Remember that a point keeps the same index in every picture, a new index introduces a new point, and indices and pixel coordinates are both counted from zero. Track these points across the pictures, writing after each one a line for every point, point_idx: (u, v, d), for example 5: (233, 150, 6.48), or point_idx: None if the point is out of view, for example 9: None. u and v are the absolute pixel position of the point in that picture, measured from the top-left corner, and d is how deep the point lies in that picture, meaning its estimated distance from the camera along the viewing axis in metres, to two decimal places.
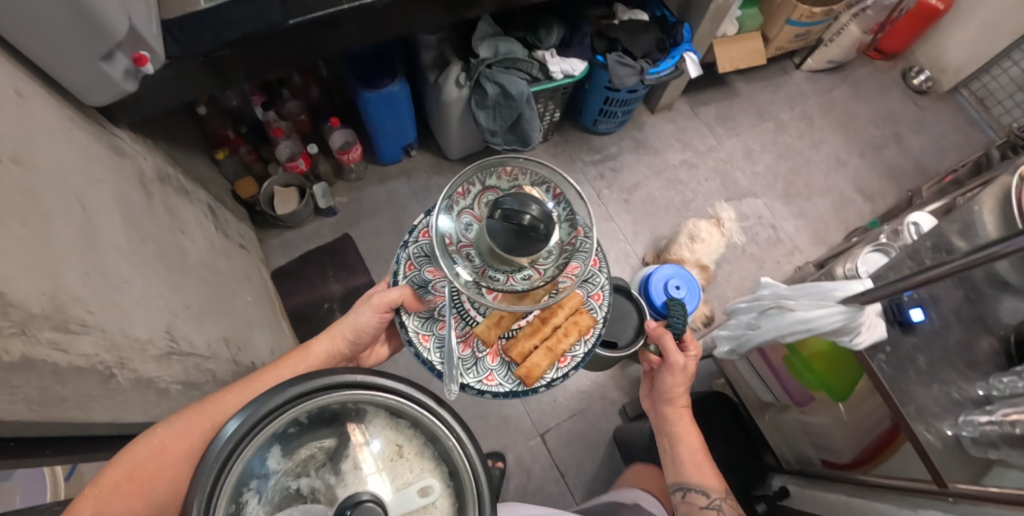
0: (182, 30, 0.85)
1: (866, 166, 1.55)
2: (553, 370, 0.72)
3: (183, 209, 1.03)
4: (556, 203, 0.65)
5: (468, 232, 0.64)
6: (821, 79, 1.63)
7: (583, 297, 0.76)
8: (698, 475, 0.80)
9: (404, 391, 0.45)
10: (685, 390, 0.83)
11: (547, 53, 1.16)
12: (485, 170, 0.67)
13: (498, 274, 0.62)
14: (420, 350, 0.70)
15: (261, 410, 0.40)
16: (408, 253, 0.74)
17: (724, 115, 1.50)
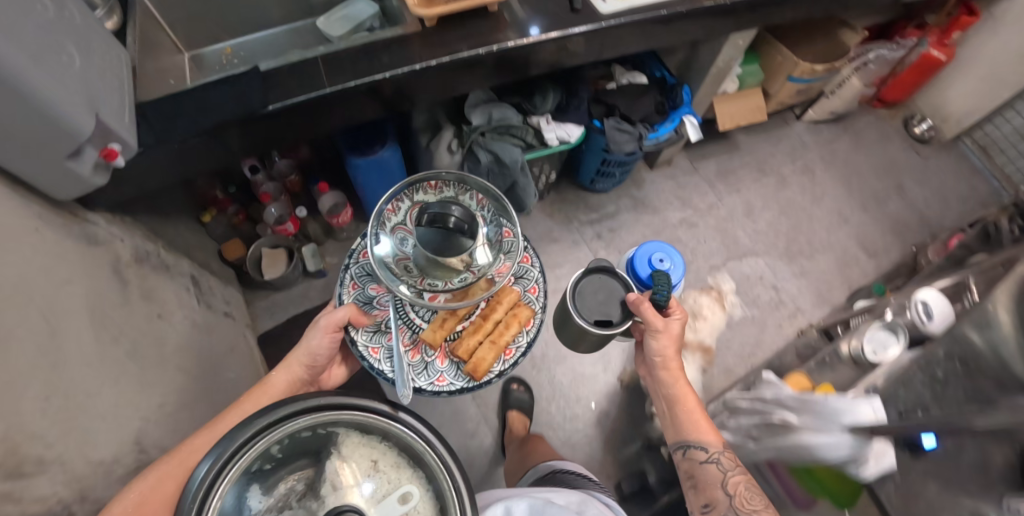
0: (158, 120, 0.82)
1: (869, 221, 1.51)
2: (499, 363, 0.85)
3: (160, 287, 0.99)
4: (478, 206, 0.88)
5: (403, 244, 0.84)
6: (823, 130, 1.60)
7: (519, 291, 0.91)
8: (697, 434, 0.78)
9: (365, 412, 0.55)
10: (675, 353, 0.81)
11: (542, 119, 1.11)
12: (412, 189, 0.87)
13: (436, 280, 0.83)
14: (371, 361, 0.83)
15: (237, 445, 0.50)
16: (352, 275, 0.89)
17: (725, 171, 1.47)
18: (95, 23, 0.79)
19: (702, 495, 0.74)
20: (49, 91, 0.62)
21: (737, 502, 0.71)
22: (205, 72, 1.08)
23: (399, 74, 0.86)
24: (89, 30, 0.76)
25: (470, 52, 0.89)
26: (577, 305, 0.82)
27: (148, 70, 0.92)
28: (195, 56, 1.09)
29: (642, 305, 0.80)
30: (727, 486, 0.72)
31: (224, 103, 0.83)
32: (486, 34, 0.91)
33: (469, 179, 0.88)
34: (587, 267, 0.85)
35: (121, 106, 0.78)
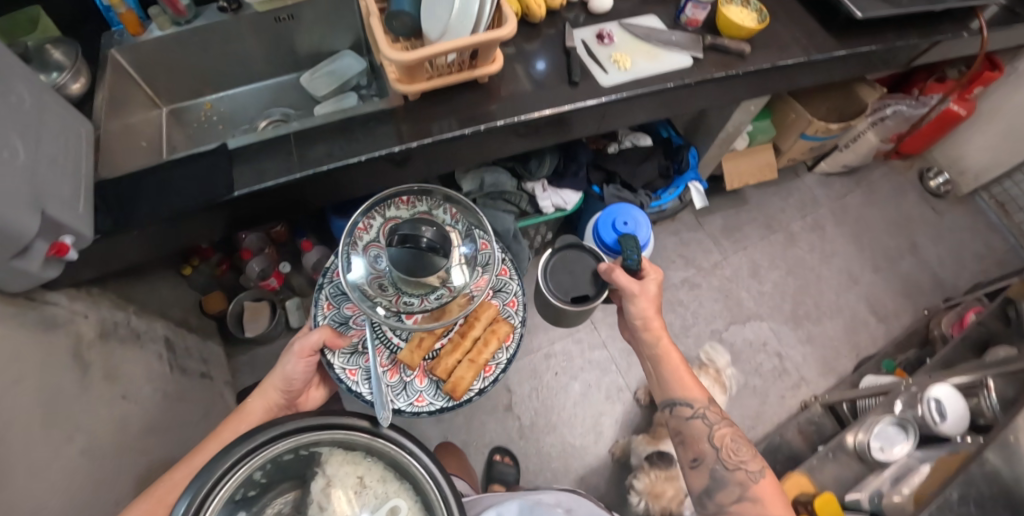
0: (118, 205, 0.77)
1: (880, 281, 1.45)
2: (478, 380, 0.84)
3: (124, 360, 0.95)
4: (453, 220, 0.84)
5: (377, 261, 0.79)
6: (834, 182, 1.54)
7: (499, 305, 0.90)
8: (679, 390, 0.84)
9: (347, 430, 0.55)
10: (655, 313, 0.84)
11: (537, 186, 1.05)
12: (385, 204, 0.82)
13: (411, 300, 0.78)
14: (350, 384, 0.80)
15: (215, 475, 0.49)
16: (325, 294, 0.85)
17: (731, 227, 1.41)
18: (52, 104, 0.73)
19: (689, 451, 0.81)
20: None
21: (724, 454, 0.78)
22: (184, 129, 1.03)
23: (376, 157, 0.80)
24: (43, 113, 0.71)
25: (453, 133, 0.82)
26: (551, 284, 0.93)
27: (114, 139, 0.87)
28: (173, 110, 1.03)
29: (616, 274, 0.84)
30: (712, 439, 0.79)
31: (188, 187, 0.77)
32: (475, 110, 0.85)
33: (445, 191, 0.84)
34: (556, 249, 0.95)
35: (76, 194, 0.72)
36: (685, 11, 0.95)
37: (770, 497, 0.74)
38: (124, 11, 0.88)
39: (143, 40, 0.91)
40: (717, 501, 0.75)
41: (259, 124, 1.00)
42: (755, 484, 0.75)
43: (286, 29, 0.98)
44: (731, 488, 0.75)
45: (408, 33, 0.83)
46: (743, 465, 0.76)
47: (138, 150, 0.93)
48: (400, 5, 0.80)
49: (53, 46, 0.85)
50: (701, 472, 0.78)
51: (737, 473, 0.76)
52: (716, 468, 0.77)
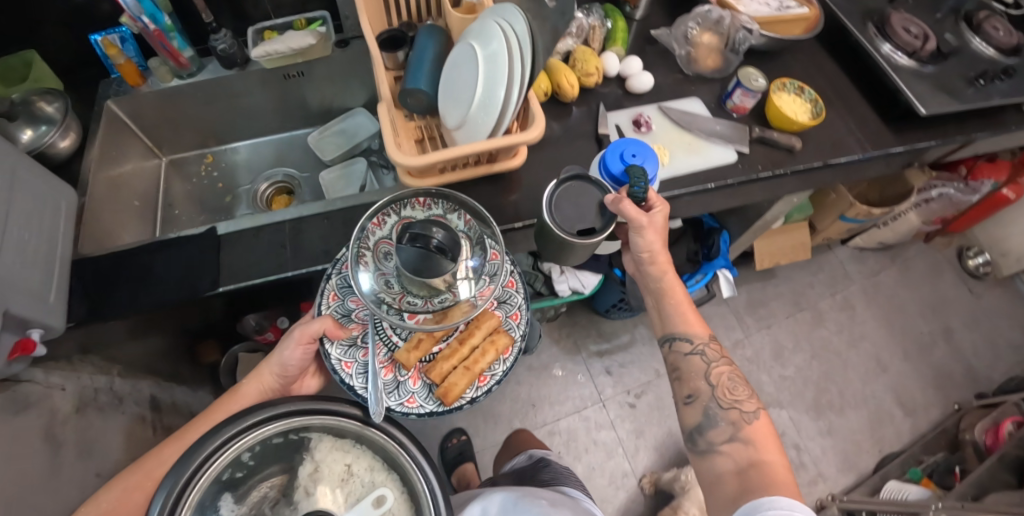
0: (97, 288, 0.71)
1: (910, 370, 1.35)
2: (473, 389, 0.71)
3: (101, 430, 0.90)
4: (468, 227, 0.68)
5: (385, 260, 0.66)
6: (868, 257, 1.46)
7: (500, 316, 0.76)
8: (681, 323, 0.75)
9: (338, 415, 0.54)
10: (664, 248, 0.72)
11: (554, 267, 0.97)
12: (399, 201, 0.69)
13: (416, 299, 0.66)
14: (344, 378, 0.67)
15: (202, 450, 0.48)
16: (330, 283, 0.71)
17: (755, 302, 1.35)
18: (30, 180, 0.67)
19: (683, 386, 0.73)
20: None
21: (719, 391, 0.71)
22: (184, 181, 0.96)
23: None
24: (15, 194, 0.64)
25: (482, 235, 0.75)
26: (556, 218, 0.67)
27: (101, 202, 0.81)
28: (172, 160, 0.96)
29: (624, 206, 0.66)
30: (709, 379, 0.71)
31: (172, 274, 0.70)
32: (494, 204, 0.77)
33: (462, 196, 0.69)
34: (560, 177, 0.69)
35: (48, 283, 0.66)
36: (732, 97, 0.86)
37: (763, 443, 0.66)
38: (123, 62, 0.81)
39: (142, 91, 0.85)
40: (708, 439, 0.68)
41: (262, 188, 0.94)
42: (749, 424, 0.67)
43: (296, 85, 0.90)
44: (722, 428, 0.68)
45: (424, 110, 0.76)
46: (737, 405, 0.69)
47: (130, 210, 0.86)
48: (418, 83, 0.73)
49: (39, 98, 0.77)
50: (693, 410, 0.71)
51: (731, 412, 0.68)
52: (711, 406, 0.70)
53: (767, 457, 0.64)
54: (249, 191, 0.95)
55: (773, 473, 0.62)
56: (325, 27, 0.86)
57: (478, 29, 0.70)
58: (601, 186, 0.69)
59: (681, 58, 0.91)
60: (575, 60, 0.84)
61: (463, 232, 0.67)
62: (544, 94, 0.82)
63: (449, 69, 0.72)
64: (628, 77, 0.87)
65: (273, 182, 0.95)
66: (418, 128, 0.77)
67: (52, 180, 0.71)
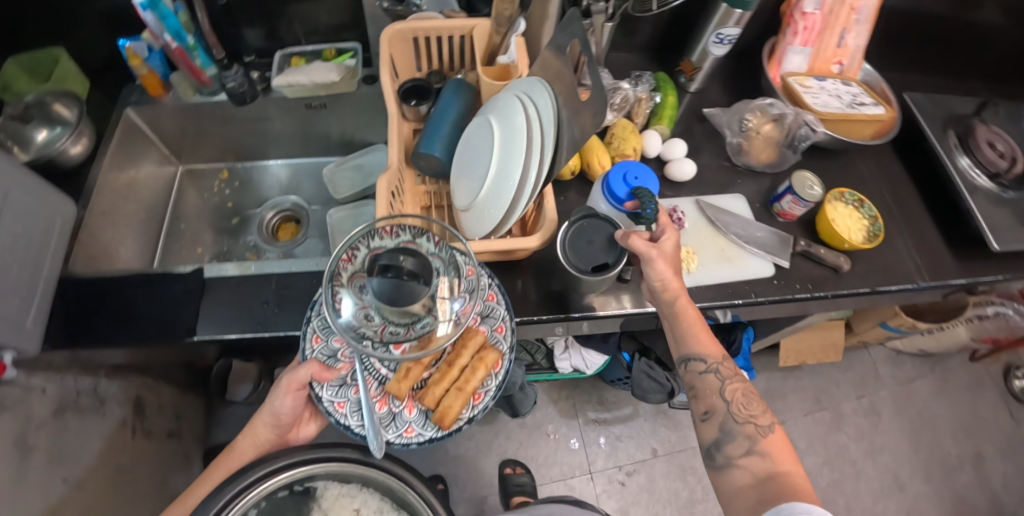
0: (81, 313, 0.69)
1: (929, 495, 1.22)
2: (468, 409, 0.65)
3: (78, 435, 0.85)
4: (438, 248, 0.59)
5: (363, 293, 0.56)
6: (904, 362, 1.34)
7: (485, 331, 0.69)
8: (696, 341, 0.63)
9: (340, 460, 0.62)
10: (674, 274, 0.62)
11: (558, 343, 0.92)
12: (367, 234, 0.60)
13: (398, 328, 0.56)
14: (338, 418, 0.64)
15: (218, 508, 0.55)
16: (313, 324, 0.66)
17: (773, 391, 1.28)
18: (25, 199, 0.65)
19: (698, 404, 0.62)
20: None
21: (735, 409, 0.59)
22: (198, 194, 0.93)
23: None
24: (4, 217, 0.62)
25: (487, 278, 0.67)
26: (570, 256, 0.62)
27: (102, 214, 0.78)
28: (189, 170, 0.93)
29: (633, 240, 0.60)
30: (726, 398, 0.60)
31: (156, 313, 0.68)
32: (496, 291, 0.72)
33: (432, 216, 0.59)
34: (572, 216, 0.64)
35: (26, 309, 0.64)
36: (780, 202, 0.79)
37: (782, 450, 0.57)
38: (146, 72, 0.77)
39: (163, 103, 0.82)
40: (725, 453, 0.58)
41: (268, 216, 0.91)
42: (766, 439, 0.57)
43: (318, 115, 0.86)
44: (739, 442, 0.58)
45: (435, 174, 0.71)
46: (753, 418, 0.58)
47: (133, 223, 0.83)
48: (431, 148, 0.67)
49: (55, 100, 0.74)
50: (711, 430, 0.60)
51: (746, 427, 0.58)
52: (726, 422, 0.59)
53: (784, 466, 0.55)
54: (255, 216, 0.91)
55: (798, 489, 0.52)
56: (353, 60, 0.80)
57: (500, 103, 0.64)
58: (611, 219, 0.64)
59: (732, 147, 0.83)
60: (613, 136, 0.77)
61: (436, 257, 0.59)
62: (571, 172, 0.75)
63: (465, 138, 0.66)
64: (668, 162, 0.80)
65: (280, 210, 0.92)
66: (428, 193, 0.72)
67: (46, 195, 0.68)
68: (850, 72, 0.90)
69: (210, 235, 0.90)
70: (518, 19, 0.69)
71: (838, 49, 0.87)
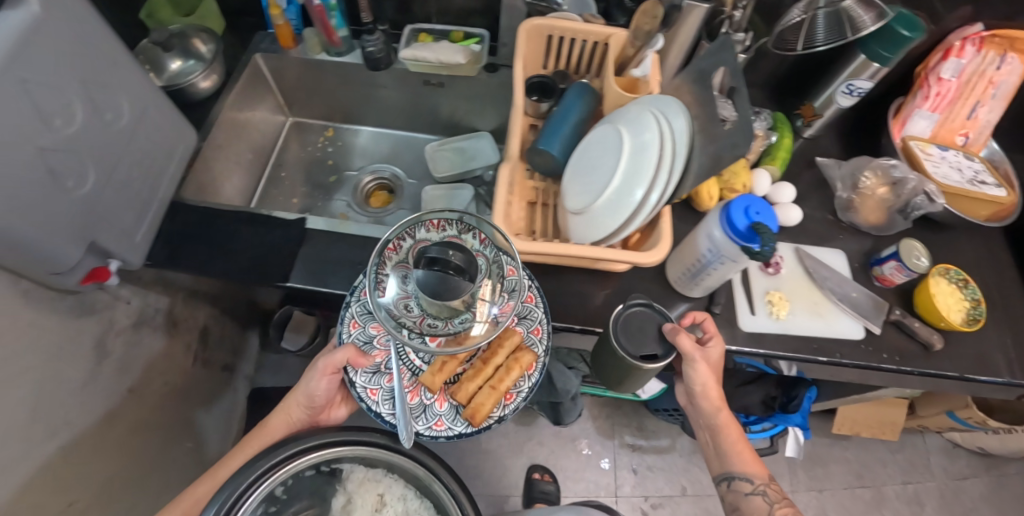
0: (187, 238, 0.72)
1: None
2: (500, 409, 0.65)
3: (147, 352, 0.88)
4: (483, 246, 0.63)
5: (405, 284, 0.60)
6: (959, 456, 1.27)
7: (521, 332, 0.69)
8: (740, 462, 0.68)
9: (366, 444, 0.62)
10: (718, 385, 0.66)
11: None
12: (414, 224, 0.65)
13: (437, 321, 0.61)
14: (370, 405, 0.65)
15: (246, 484, 0.55)
16: (351, 310, 0.68)
17: (815, 457, 1.23)
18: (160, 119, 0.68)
19: None
20: (14, 232, 0.55)
21: None
22: (301, 145, 0.95)
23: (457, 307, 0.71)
24: (135, 134, 0.67)
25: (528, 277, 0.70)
26: (622, 341, 0.62)
27: (218, 148, 0.81)
28: (297, 122, 0.96)
29: (682, 337, 0.61)
30: None
31: (256, 252, 0.71)
32: (582, 296, 0.72)
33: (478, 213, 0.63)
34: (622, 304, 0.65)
35: (139, 223, 0.69)
36: (882, 266, 0.76)
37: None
38: (282, 24, 0.80)
39: (290, 55, 0.84)
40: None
41: (366, 180, 0.92)
42: None
43: (432, 93, 0.87)
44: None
45: (547, 171, 0.71)
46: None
47: (241, 162, 0.86)
48: (550, 145, 0.68)
49: (196, 35, 0.79)
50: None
51: None
52: None
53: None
54: (353, 177, 0.93)
55: None
56: (479, 46, 0.82)
57: (631, 115, 0.64)
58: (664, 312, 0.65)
59: (840, 202, 0.81)
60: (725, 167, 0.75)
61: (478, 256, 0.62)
62: None
63: (587, 143, 0.67)
64: (774, 204, 0.79)
65: (378, 177, 0.93)
66: (535, 189, 0.72)
67: (174, 120, 0.72)
68: (975, 146, 0.85)
69: (306, 187, 0.91)
70: (658, 34, 0.69)
71: (968, 120, 0.83)
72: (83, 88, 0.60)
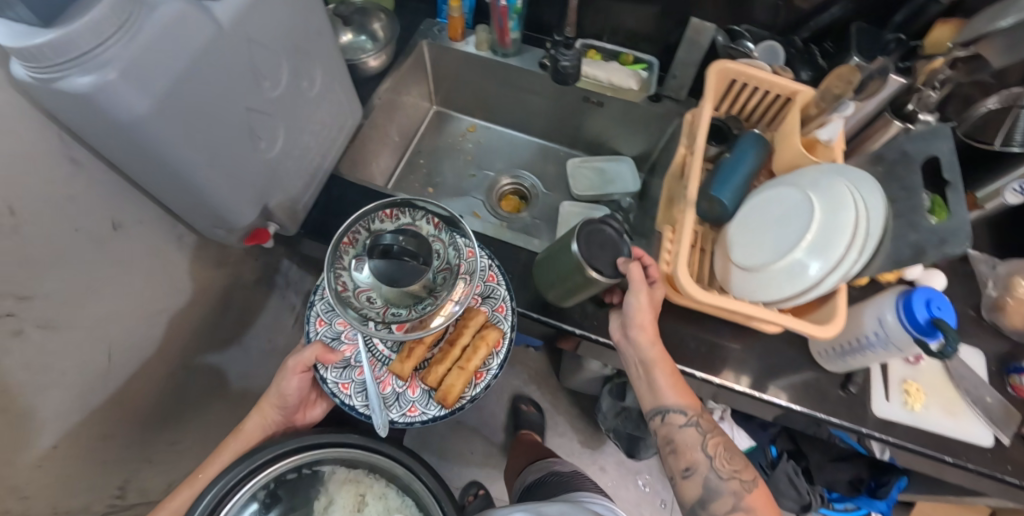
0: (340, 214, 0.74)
1: None
2: (472, 388, 0.72)
3: (260, 309, 0.90)
4: (438, 232, 0.70)
5: (363, 277, 0.65)
6: None
7: (486, 311, 0.75)
8: (674, 395, 0.63)
9: (346, 447, 0.70)
10: (652, 313, 0.62)
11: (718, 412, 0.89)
12: (367, 216, 0.68)
13: (400, 309, 0.66)
14: (343, 399, 0.71)
15: (229, 487, 0.62)
16: (317, 310, 0.75)
17: None
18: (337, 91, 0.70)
19: (678, 458, 0.63)
20: (207, 184, 0.56)
21: (716, 463, 0.62)
22: (439, 134, 0.95)
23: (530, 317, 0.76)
24: (319, 105, 0.68)
25: (485, 261, 0.75)
26: (585, 248, 0.61)
27: (374, 127, 0.82)
28: (439, 111, 0.96)
29: (633, 267, 0.61)
30: (707, 450, 0.62)
31: None
32: (716, 344, 0.72)
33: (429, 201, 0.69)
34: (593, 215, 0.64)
35: (301, 192, 0.71)
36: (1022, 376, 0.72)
37: (764, 500, 0.60)
38: (458, 16, 0.80)
39: (455, 47, 0.84)
40: (710, 511, 0.61)
41: (503, 182, 0.93)
42: (751, 494, 0.60)
43: (587, 110, 0.87)
44: (725, 498, 0.60)
45: (710, 217, 0.71)
46: (737, 474, 0.61)
47: (388, 143, 0.87)
48: (723, 193, 0.68)
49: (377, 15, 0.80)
50: (695, 486, 0.62)
51: (732, 482, 0.60)
52: (710, 478, 0.61)
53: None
54: (486, 176, 0.93)
55: None
56: (647, 73, 0.82)
57: (820, 182, 0.63)
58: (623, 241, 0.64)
59: (988, 299, 0.78)
60: None
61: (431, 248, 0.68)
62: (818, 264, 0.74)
63: (763, 199, 0.66)
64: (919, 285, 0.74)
65: (517, 182, 0.93)
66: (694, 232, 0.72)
67: (348, 97, 0.73)
68: None
69: (444, 180, 0.92)
70: (850, 101, 0.67)
71: None
72: (292, 54, 0.61)
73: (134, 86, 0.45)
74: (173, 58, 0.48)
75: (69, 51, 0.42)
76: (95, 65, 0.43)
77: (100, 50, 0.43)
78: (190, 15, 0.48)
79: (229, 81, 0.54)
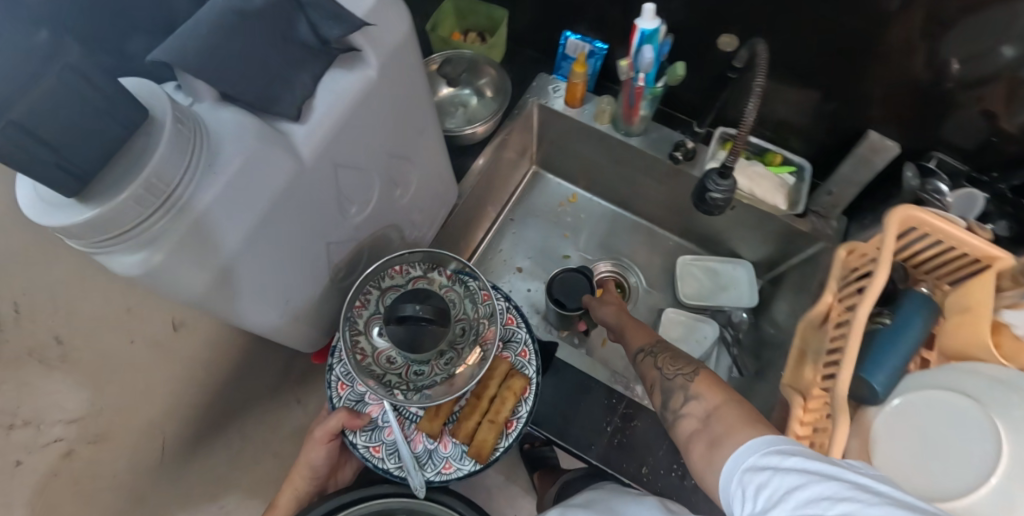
0: None
1: None
2: (504, 440, 0.62)
3: None
4: (450, 283, 0.62)
5: (380, 340, 0.59)
6: None
7: (510, 358, 0.65)
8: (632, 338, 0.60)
9: (379, 497, 0.61)
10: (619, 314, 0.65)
11: None
12: (375, 273, 0.59)
13: (422, 366, 0.59)
14: (376, 464, 0.61)
15: None
16: (336, 371, 0.63)
17: None
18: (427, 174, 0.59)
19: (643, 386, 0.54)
20: (266, 320, 0.47)
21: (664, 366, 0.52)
22: (537, 197, 0.85)
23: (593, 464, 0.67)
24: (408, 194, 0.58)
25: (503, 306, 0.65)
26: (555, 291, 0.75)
27: (466, 200, 0.72)
28: (539, 171, 0.85)
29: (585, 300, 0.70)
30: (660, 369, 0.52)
31: None
32: None
33: (437, 249, 0.61)
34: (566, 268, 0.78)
35: None
36: None
37: (714, 385, 0.47)
38: (580, 83, 0.66)
39: (570, 113, 0.70)
40: (672, 411, 0.48)
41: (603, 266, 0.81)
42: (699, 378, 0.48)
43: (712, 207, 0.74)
44: (677, 395, 0.48)
45: None
46: (682, 368, 0.50)
47: (480, 212, 0.77)
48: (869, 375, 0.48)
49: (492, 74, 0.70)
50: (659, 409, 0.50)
51: (676, 379, 0.50)
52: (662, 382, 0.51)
53: (720, 399, 0.45)
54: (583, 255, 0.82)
55: None
56: (792, 179, 0.69)
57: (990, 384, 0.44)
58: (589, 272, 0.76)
59: None
60: None
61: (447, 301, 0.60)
62: None
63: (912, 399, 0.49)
64: None
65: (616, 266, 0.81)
66: None
67: (444, 177, 0.64)
68: None
69: (539, 255, 0.82)
70: None
71: None
72: (383, 163, 0.51)
73: (190, 259, 0.35)
74: (239, 211, 0.37)
75: (104, 232, 0.31)
76: (135, 245, 0.33)
77: (143, 226, 0.32)
78: (259, 155, 0.37)
79: (306, 214, 0.43)
